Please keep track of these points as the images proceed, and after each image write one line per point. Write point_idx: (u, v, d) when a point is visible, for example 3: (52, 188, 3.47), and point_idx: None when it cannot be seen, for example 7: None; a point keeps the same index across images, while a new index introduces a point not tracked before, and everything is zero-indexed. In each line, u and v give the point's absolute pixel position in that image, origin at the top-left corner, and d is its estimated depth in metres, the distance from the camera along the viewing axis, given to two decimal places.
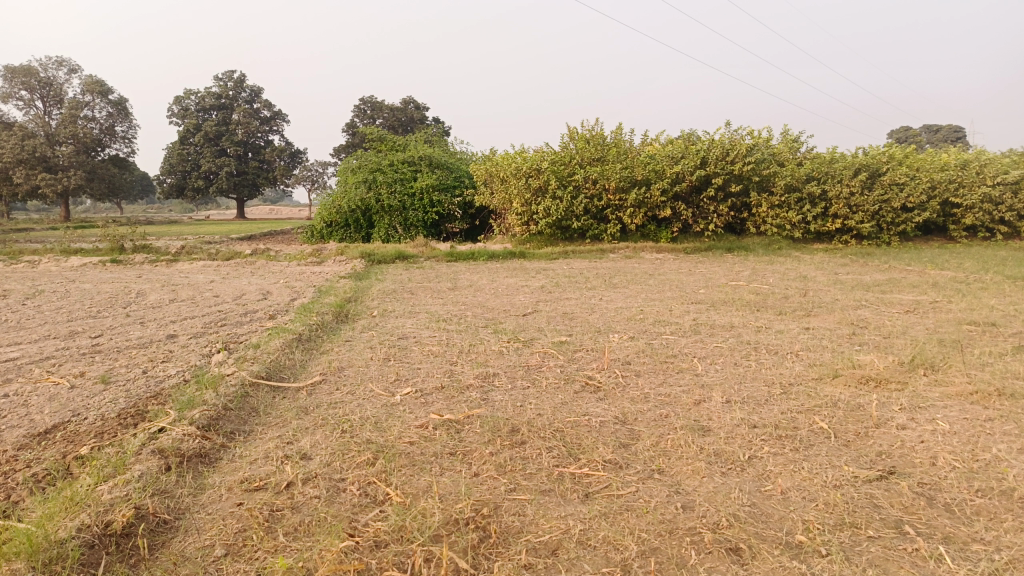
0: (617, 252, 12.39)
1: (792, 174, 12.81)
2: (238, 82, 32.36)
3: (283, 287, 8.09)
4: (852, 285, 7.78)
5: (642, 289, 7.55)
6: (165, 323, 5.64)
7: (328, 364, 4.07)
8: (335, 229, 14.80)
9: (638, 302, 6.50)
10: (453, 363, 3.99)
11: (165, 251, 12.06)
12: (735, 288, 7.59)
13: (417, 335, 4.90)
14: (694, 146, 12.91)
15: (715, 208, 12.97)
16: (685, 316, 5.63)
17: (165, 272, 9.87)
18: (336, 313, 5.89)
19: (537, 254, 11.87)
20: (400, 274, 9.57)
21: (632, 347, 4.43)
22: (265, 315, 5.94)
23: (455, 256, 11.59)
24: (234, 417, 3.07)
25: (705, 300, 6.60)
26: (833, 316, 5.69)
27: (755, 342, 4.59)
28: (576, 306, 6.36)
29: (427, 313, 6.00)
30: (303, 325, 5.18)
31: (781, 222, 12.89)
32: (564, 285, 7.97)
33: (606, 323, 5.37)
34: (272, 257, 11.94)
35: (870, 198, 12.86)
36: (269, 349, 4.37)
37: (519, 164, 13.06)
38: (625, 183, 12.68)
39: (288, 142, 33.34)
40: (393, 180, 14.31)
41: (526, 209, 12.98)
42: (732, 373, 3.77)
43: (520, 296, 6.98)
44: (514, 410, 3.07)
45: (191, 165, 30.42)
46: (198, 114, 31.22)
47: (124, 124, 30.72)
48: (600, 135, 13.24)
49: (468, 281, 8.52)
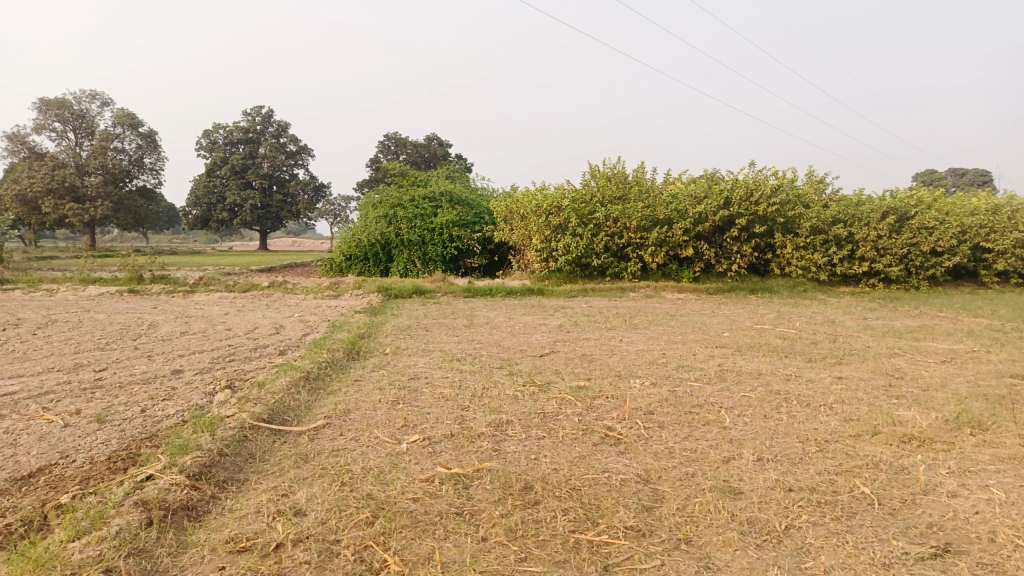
0: (637, 291, 12.17)
1: (817, 216, 12.57)
2: (265, 117, 32.87)
3: (296, 321, 7.95)
4: (882, 331, 7.49)
5: (664, 331, 7.32)
6: (172, 357, 5.50)
7: (334, 406, 3.89)
8: (354, 263, 14.75)
9: (659, 344, 6.27)
10: (465, 408, 3.79)
11: (183, 282, 12.03)
12: (760, 332, 7.33)
13: (429, 376, 4.71)
14: (717, 186, 12.74)
15: (739, 249, 12.73)
16: (709, 361, 5.39)
17: (181, 304, 9.80)
18: (347, 349, 5.72)
19: (556, 292, 11.68)
20: (416, 309, 9.42)
21: (654, 394, 4.21)
22: (275, 351, 5.78)
23: (473, 292, 11.43)
24: (229, 464, 2.89)
25: (729, 344, 6.35)
26: (866, 364, 5.42)
27: (785, 391, 4.34)
28: (595, 347, 6.15)
29: (441, 352, 5.82)
30: (313, 363, 5.02)
31: (806, 264, 12.62)
32: (582, 324, 7.76)
33: (626, 367, 5.15)
34: (289, 289, 11.86)
35: (898, 241, 12.56)
36: (274, 388, 4.20)
37: (540, 201, 12.96)
38: (646, 222, 12.51)
39: (312, 176, 33.68)
40: (413, 215, 14.26)
41: (545, 246, 12.83)
42: (762, 426, 3.53)
43: (538, 336, 6.78)
44: (528, 464, 2.85)
45: (216, 197, 30.79)
46: (224, 147, 31.70)
47: (152, 156, 31.22)
48: (622, 174, 13.13)
49: (484, 318, 8.33)
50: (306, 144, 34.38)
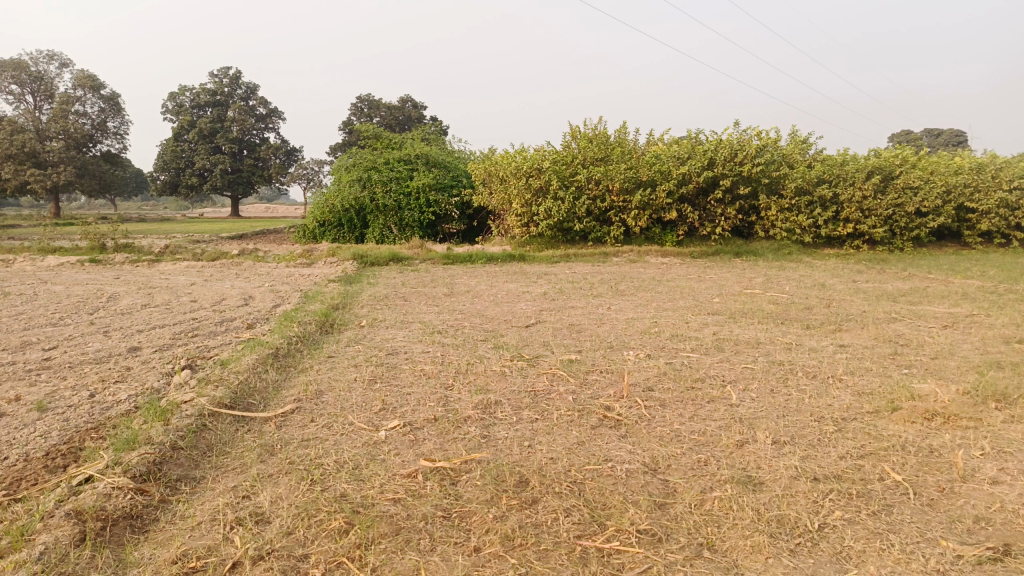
0: (621, 255, 11.90)
1: (802, 177, 12.31)
2: (233, 79, 31.80)
3: (267, 291, 7.55)
4: (876, 295, 7.28)
5: (652, 297, 7.04)
6: (131, 333, 5.11)
7: (304, 387, 3.55)
8: (328, 229, 14.29)
9: (650, 312, 5.99)
10: (449, 387, 3.47)
11: (148, 250, 11.51)
12: (752, 296, 7.09)
13: (408, 350, 4.38)
14: (701, 147, 12.42)
15: (723, 211, 12.47)
16: (704, 330, 5.12)
17: (145, 274, 9.33)
18: (320, 322, 5.36)
19: (537, 257, 11.36)
20: (393, 277, 9.06)
21: (651, 367, 3.92)
22: (243, 325, 5.40)
23: (452, 258, 11.07)
24: (183, 459, 2.55)
25: (722, 310, 6.08)
26: (866, 331, 5.19)
27: (788, 363, 4.08)
28: (583, 316, 5.85)
29: (421, 323, 5.49)
30: (282, 337, 4.66)
31: (790, 226, 12.42)
32: (567, 291, 7.45)
33: (618, 337, 4.86)
34: (260, 257, 11.41)
35: (884, 202, 12.37)
36: (239, 366, 3.85)
37: (519, 164, 12.55)
38: (629, 184, 12.17)
39: (283, 139, 32.76)
40: (388, 178, 13.78)
41: (526, 209, 12.46)
42: (772, 404, 3.26)
43: (522, 305, 6.46)
44: (523, 454, 2.56)
45: (184, 162, 29.86)
46: (192, 111, 30.67)
47: (116, 120, 30.09)
48: (603, 134, 12.74)
49: (465, 286, 8.00)
50: (277, 107, 33.36)
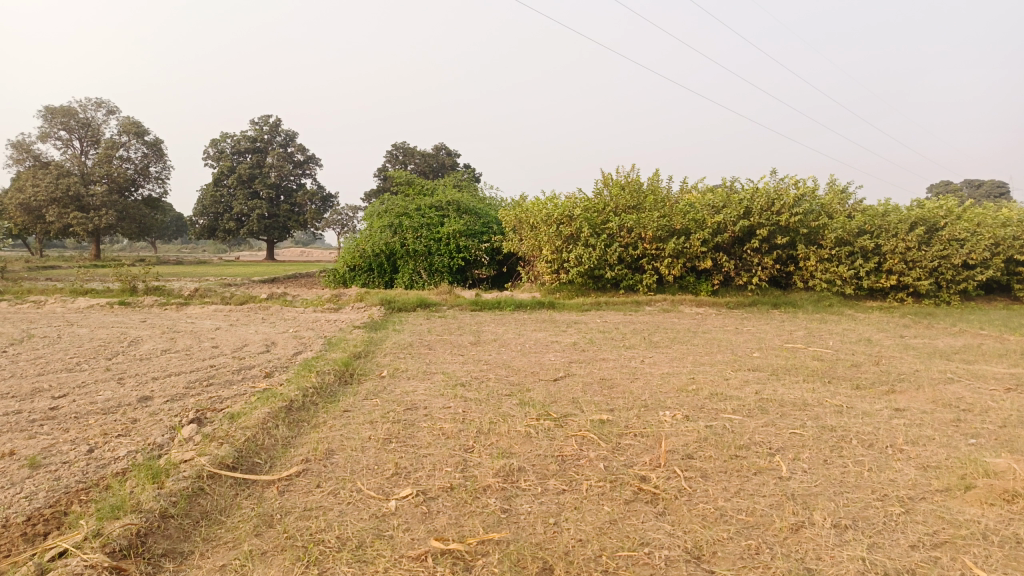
0: (653, 305, 11.58)
1: (842, 226, 11.95)
2: (273, 126, 32.52)
3: (290, 337, 7.38)
4: (927, 352, 6.86)
5: (687, 350, 6.72)
6: (145, 380, 4.94)
7: (315, 446, 3.32)
8: (358, 273, 14.23)
9: (685, 367, 5.68)
10: (469, 449, 3.21)
11: (178, 293, 11.51)
12: (793, 351, 6.73)
13: (429, 405, 4.13)
14: (736, 195, 12.16)
15: (760, 261, 12.13)
16: (745, 389, 4.79)
17: (171, 317, 9.26)
18: (340, 371, 5.15)
19: (567, 305, 11.11)
20: (420, 324, 8.86)
21: (689, 430, 3.62)
22: (261, 374, 5.21)
23: (480, 305, 10.86)
24: (173, 531, 2.32)
25: (762, 366, 5.75)
26: (922, 392, 4.81)
27: (840, 429, 3.74)
28: (615, 370, 5.56)
29: (444, 374, 5.25)
30: (298, 388, 4.45)
31: (830, 277, 12.02)
32: (598, 342, 7.16)
33: (652, 395, 4.56)
34: (288, 302, 11.33)
35: (928, 254, 11.93)
36: (249, 420, 3.63)
37: (550, 211, 12.40)
38: (662, 232, 11.92)
39: (319, 185, 33.26)
40: (419, 224, 13.73)
41: (556, 256, 12.26)
42: (826, 478, 2.93)
43: (551, 356, 6.20)
44: (548, 535, 2.28)
45: (223, 206, 30.41)
46: (232, 157, 31.38)
47: (158, 165, 30.86)
48: (636, 182, 12.56)
49: (492, 335, 7.76)
50: (313, 154, 33.97)
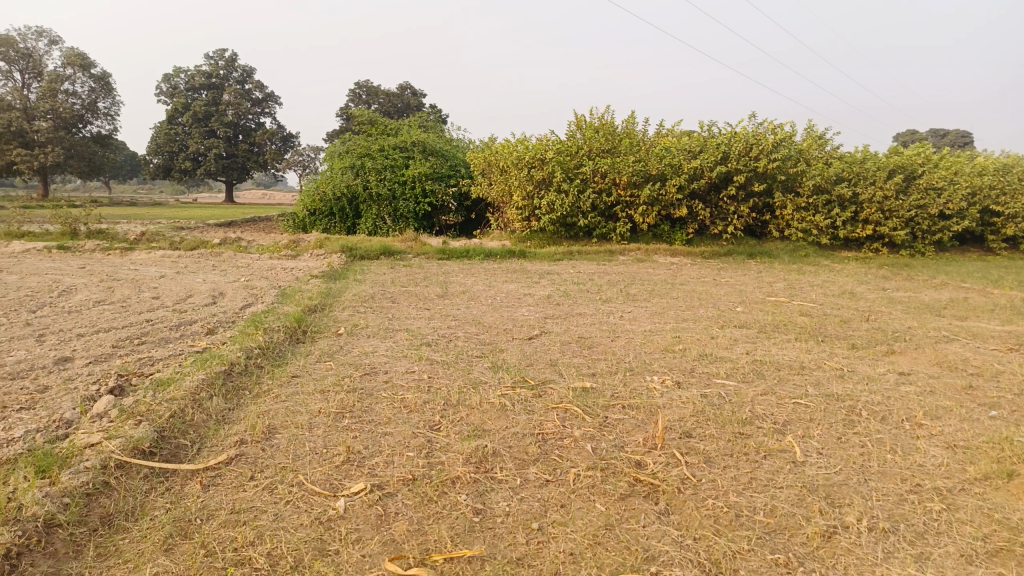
0: (627, 254, 11.18)
1: (821, 174, 11.59)
2: (229, 61, 30.92)
3: (240, 287, 6.81)
4: (915, 307, 6.57)
5: (667, 304, 6.33)
6: (67, 338, 4.37)
7: (254, 421, 2.84)
8: (318, 218, 13.55)
9: (668, 323, 5.28)
10: (435, 428, 2.76)
11: (123, 237, 10.74)
12: (779, 306, 6.38)
13: (389, 370, 3.67)
14: (714, 140, 11.69)
15: (736, 209, 11.75)
16: (735, 349, 4.41)
17: (113, 264, 8.58)
18: (290, 328, 4.64)
19: (538, 254, 10.66)
20: (383, 273, 8.35)
21: (683, 401, 3.22)
22: (202, 331, 4.67)
23: (448, 253, 10.35)
24: (61, 547, 1.85)
25: (749, 323, 5.38)
26: (923, 352, 4.49)
27: (847, 399, 3.38)
28: (594, 327, 5.14)
29: (407, 332, 4.78)
30: (241, 349, 3.94)
31: (806, 227, 11.72)
32: (573, 295, 6.73)
33: (637, 357, 4.16)
34: (242, 247, 10.66)
35: (906, 203, 11.66)
36: (179, 390, 3.14)
37: (521, 153, 11.82)
38: (638, 178, 11.43)
39: (279, 124, 31.90)
40: (383, 166, 13.04)
41: (528, 202, 11.73)
42: (846, 463, 2.56)
43: (523, 311, 5.76)
44: (531, 547, 1.86)
45: (178, 145, 29.01)
46: (186, 93, 29.81)
47: (107, 101, 29.16)
48: (611, 125, 12.01)
49: (460, 286, 7.29)
50: (272, 92, 32.47)
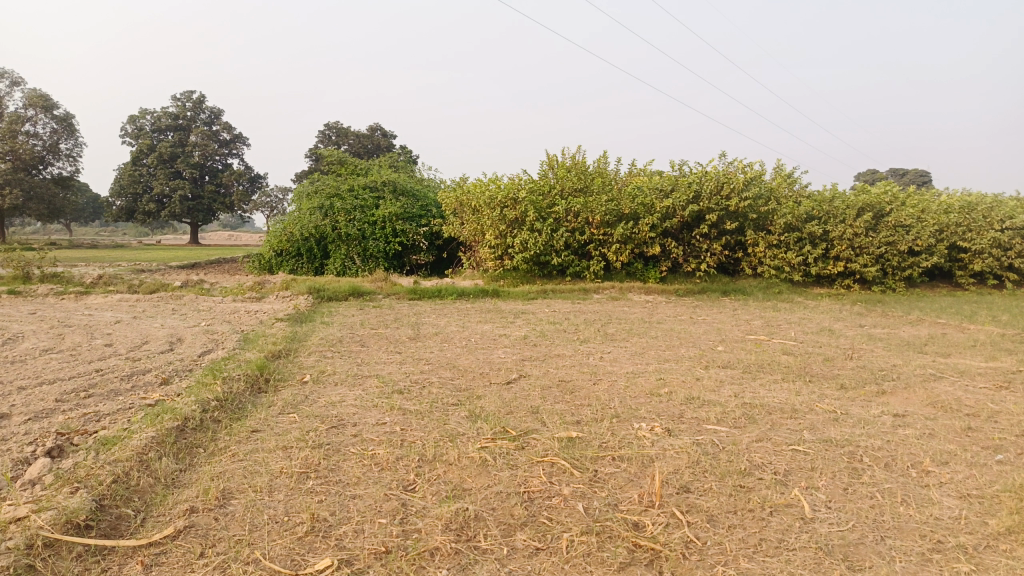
0: (601, 293, 11.05)
1: (791, 211, 11.66)
2: (196, 103, 30.67)
3: (201, 333, 6.48)
4: (896, 343, 6.48)
5: (647, 344, 6.16)
6: (7, 391, 4.03)
7: (207, 485, 2.56)
8: (286, 259, 13.24)
9: (650, 365, 5.09)
10: (410, 489, 2.51)
11: (79, 280, 10.31)
12: (760, 344, 6.24)
13: (359, 423, 3.40)
14: (685, 179, 11.71)
15: (709, 247, 11.73)
16: (722, 392, 4.23)
17: (66, 309, 8.17)
18: (252, 376, 4.36)
19: (512, 293, 10.48)
20: (352, 315, 8.08)
21: (676, 451, 3.01)
22: (156, 382, 4.35)
23: (419, 293, 10.11)
24: None
25: (733, 363, 5.21)
26: (914, 392, 4.36)
27: (847, 444, 3.20)
28: (574, 369, 4.93)
29: (378, 378, 4.52)
30: (197, 401, 3.65)
31: (778, 264, 11.73)
32: (550, 336, 6.52)
33: (621, 401, 3.95)
34: (205, 290, 10.30)
35: (875, 240, 11.75)
36: (125, 450, 2.85)
37: (493, 193, 11.71)
38: (611, 217, 11.38)
39: (247, 165, 31.59)
40: (352, 206, 12.83)
41: (500, 241, 11.58)
42: (859, 519, 2.36)
43: (499, 353, 5.52)
44: None
45: (142, 187, 28.48)
46: (152, 135, 29.43)
47: (69, 142, 28.60)
48: (582, 164, 11.99)
49: (433, 328, 7.05)
50: (239, 133, 32.23)
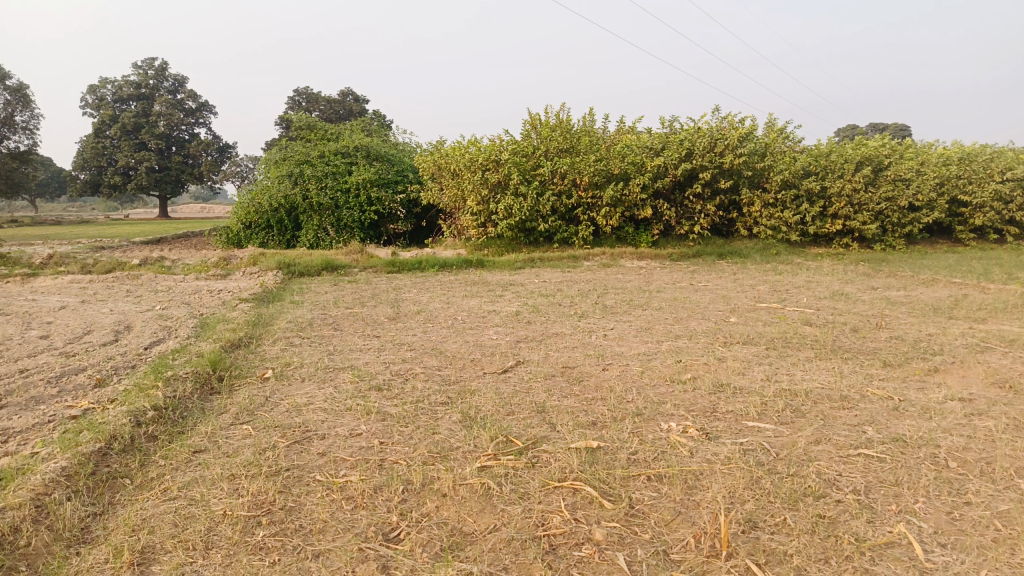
0: (592, 259, 10.45)
1: (788, 168, 11.05)
2: (159, 70, 29.24)
3: (154, 318, 5.76)
4: (921, 308, 5.94)
5: (653, 317, 5.58)
6: None
7: (120, 543, 1.93)
8: (255, 231, 12.45)
9: (663, 344, 4.50)
10: (394, 540, 1.91)
11: (28, 261, 9.47)
12: (774, 314, 5.67)
13: (328, 436, 2.77)
14: (677, 136, 11.06)
15: (702, 208, 11.12)
16: (753, 376, 3.66)
17: (8, 295, 7.39)
18: (202, 374, 3.69)
19: (497, 262, 9.84)
20: (326, 292, 7.41)
21: (723, 464, 2.41)
22: (88, 385, 3.67)
23: (398, 265, 9.43)
24: None
25: (753, 339, 4.63)
26: (970, 368, 3.81)
27: (925, 445, 2.63)
28: (576, 352, 4.32)
29: (353, 371, 3.88)
30: (129, 412, 2.99)
31: (775, 224, 11.18)
32: (544, 311, 5.91)
33: (641, 393, 3.35)
34: (166, 268, 9.54)
35: (875, 195, 11.22)
36: (19, 491, 2.20)
37: (473, 155, 10.97)
38: (599, 178, 10.72)
39: (215, 135, 30.33)
40: (324, 174, 12.02)
41: (482, 207, 10.88)
42: (988, 562, 1.79)
43: (490, 334, 4.89)
44: None
45: (106, 160, 27.20)
46: (114, 105, 28.06)
47: (25, 114, 27.12)
48: (567, 123, 11.28)
49: (415, 305, 6.40)
50: (206, 102, 30.89)
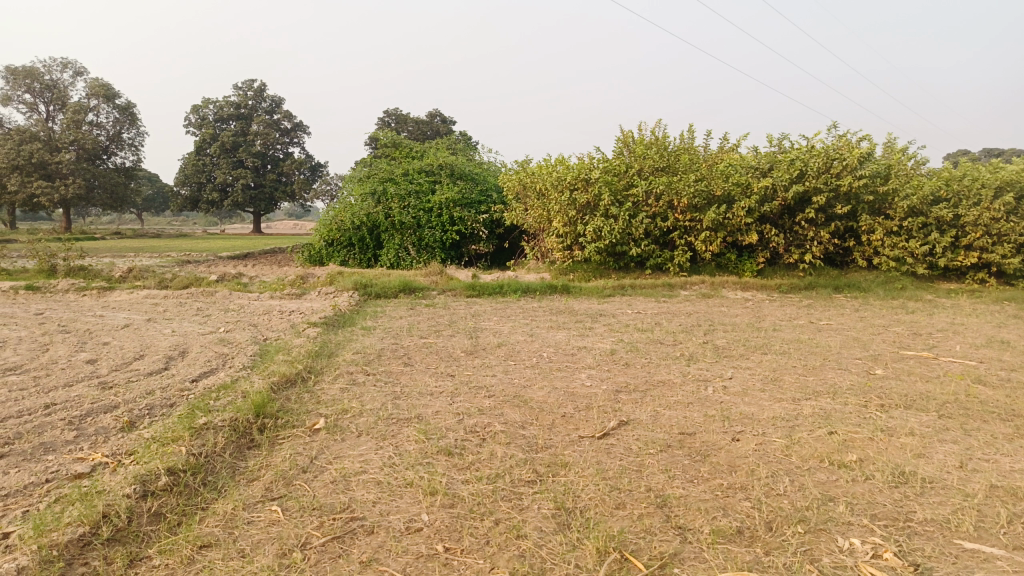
0: (689, 289, 9.52)
1: (916, 192, 9.81)
2: (259, 91, 30.03)
3: (212, 343, 5.26)
4: None
5: (778, 365, 4.67)
6: None
7: None
8: (336, 249, 12.13)
9: (802, 404, 3.60)
10: None
11: (107, 275, 9.34)
12: (931, 368, 4.63)
13: (380, 532, 2.07)
14: (787, 155, 10.04)
15: (815, 234, 10.01)
16: (942, 462, 2.74)
17: (78, 309, 7.11)
18: (240, 422, 3.06)
19: (586, 289, 9.05)
20: (399, 317, 6.81)
21: None
22: (111, 428, 3.09)
23: (479, 289, 8.79)
24: None
25: (918, 403, 3.66)
26: None
27: None
28: (694, 410, 3.48)
29: (419, 425, 3.17)
30: (136, 477, 2.37)
31: (899, 255, 9.94)
32: (644, 351, 5.09)
33: (794, 483, 2.50)
34: (242, 285, 9.22)
35: (1018, 225, 9.74)
36: None
37: (562, 174, 10.28)
38: (699, 200, 9.81)
39: (307, 155, 30.88)
40: (407, 191, 11.58)
41: (570, 229, 10.15)
42: None
43: (582, 380, 4.11)
44: None
45: (204, 177, 28.05)
46: (214, 124, 28.93)
47: (132, 131, 28.22)
48: (665, 142, 10.45)
49: (497, 337, 5.69)
50: (300, 122, 31.53)
